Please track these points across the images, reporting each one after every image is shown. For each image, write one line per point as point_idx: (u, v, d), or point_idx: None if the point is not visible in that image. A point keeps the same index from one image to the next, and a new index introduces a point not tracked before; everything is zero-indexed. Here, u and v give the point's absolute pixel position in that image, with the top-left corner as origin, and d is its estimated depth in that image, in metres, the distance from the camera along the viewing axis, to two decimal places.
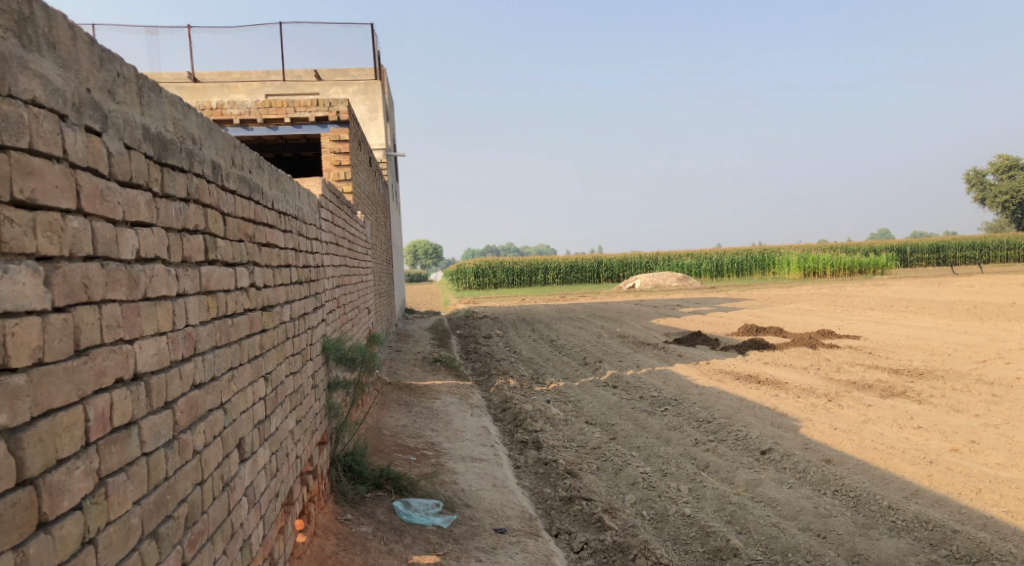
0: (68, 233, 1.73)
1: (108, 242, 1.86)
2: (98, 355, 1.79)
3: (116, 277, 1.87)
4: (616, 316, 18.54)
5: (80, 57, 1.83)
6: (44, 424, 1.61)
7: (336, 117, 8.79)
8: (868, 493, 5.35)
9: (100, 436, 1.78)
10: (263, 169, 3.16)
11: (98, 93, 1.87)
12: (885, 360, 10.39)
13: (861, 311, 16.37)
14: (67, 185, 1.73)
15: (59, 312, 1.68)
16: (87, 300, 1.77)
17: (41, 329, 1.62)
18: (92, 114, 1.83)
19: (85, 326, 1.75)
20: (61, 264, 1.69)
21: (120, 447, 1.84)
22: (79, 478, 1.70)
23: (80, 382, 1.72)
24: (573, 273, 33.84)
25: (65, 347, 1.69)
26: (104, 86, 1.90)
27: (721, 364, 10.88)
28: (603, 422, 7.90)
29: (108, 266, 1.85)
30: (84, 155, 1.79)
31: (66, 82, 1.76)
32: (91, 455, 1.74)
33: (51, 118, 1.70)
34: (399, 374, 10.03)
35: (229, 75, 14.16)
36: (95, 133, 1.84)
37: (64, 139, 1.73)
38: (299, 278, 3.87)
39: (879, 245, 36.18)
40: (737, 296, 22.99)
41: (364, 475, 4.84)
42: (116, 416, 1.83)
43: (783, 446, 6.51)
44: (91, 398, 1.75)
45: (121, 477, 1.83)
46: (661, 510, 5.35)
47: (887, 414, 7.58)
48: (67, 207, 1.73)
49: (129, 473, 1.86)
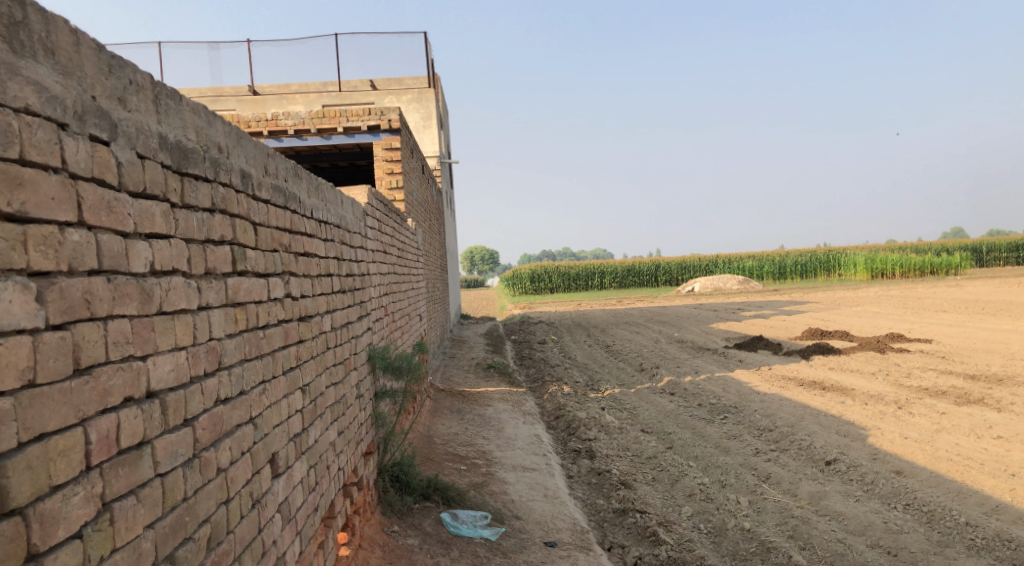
0: (66, 246, 1.68)
1: (116, 256, 1.82)
2: (103, 374, 1.74)
3: (125, 291, 1.84)
4: (674, 320, 18.16)
5: (83, 63, 1.79)
6: (35, 450, 1.56)
7: (388, 125, 8.81)
8: (942, 508, 5.00)
9: (104, 459, 1.73)
10: (301, 177, 3.13)
11: (106, 100, 1.84)
12: (961, 366, 9.82)
13: (934, 313, 15.60)
14: (65, 196, 1.69)
15: (55, 329, 1.64)
16: (89, 317, 1.72)
17: (31, 349, 1.57)
18: (97, 123, 1.80)
19: (87, 343, 1.71)
20: (57, 280, 1.65)
21: (129, 469, 1.80)
22: (77, 505, 1.65)
23: (79, 404, 1.68)
24: (629, 277, 33.40)
25: (62, 366, 1.65)
26: (113, 94, 1.87)
27: (784, 370, 10.49)
28: (659, 431, 7.66)
29: (116, 280, 1.81)
30: (88, 165, 1.76)
31: (66, 90, 1.72)
32: (93, 480, 1.70)
33: (47, 127, 1.66)
34: (451, 380, 9.99)
35: (287, 87, 14.43)
36: (101, 142, 1.81)
37: (63, 149, 1.69)
38: (342, 287, 3.83)
39: (952, 245, 34.59)
40: (801, 299, 22.28)
41: (411, 485, 4.76)
42: (123, 437, 1.79)
43: (849, 456, 6.18)
44: (92, 420, 1.70)
45: (128, 501, 1.78)
46: (719, 524, 5.12)
47: (963, 422, 7.14)
48: (66, 220, 1.68)
49: (139, 496, 1.82)
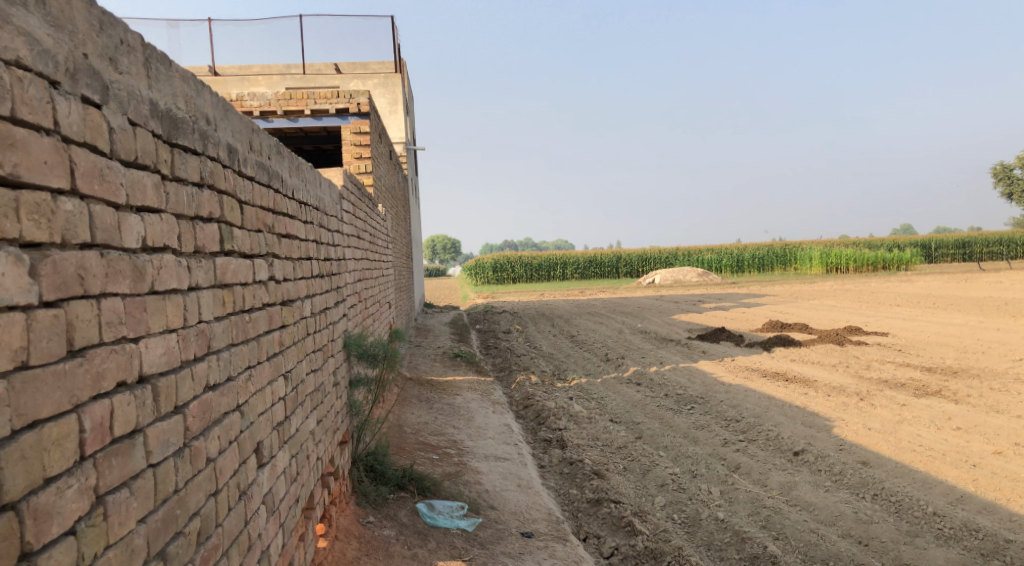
0: (59, 216, 1.56)
1: (109, 229, 1.70)
2: (96, 356, 1.63)
3: (117, 268, 1.71)
4: (636, 311, 18.29)
5: (74, 16, 1.65)
6: (28, 438, 1.44)
7: (356, 108, 8.63)
8: (910, 499, 5.11)
9: (97, 449, 1.62)
10: (283, 156, 3.00)
11: (97, 59, 1.71)
12: (917, 358, 10.08)
13: (888, 307, 16.00)
14: (58, 160, 1.56)
15: (48, 307, 1.51)
16: (83, 294, 1.60)
17: (24, 328, 1.45)
18: (89, 83, 1.67)
19: (80, 323, 1.59)
20: (50, 252, 1.52)
21: (122, 459, 1.69)
22: (71, 499, 1.54)
23: (73, 388, 1.56)
24: (591, 268, 33.61)
25: (56, 347, 1.53)
26: (105, 53, 1.74)
27: (747, 361, 10.62)
28: (627, 421, 7.68)
29: (109, 255, 1.69)
30: (80, 129, 1.63)
31: (58, 44, 1.59)
32: (87, 471, 1.58)
33: (38, 83, 1.52)
34: (419, 369, 9.88)
35: (248, 68, 14.03)
36: (93, 104, 1.68)
37: (55, 109, 1.56)
38: (320, 272, 3.71)
39: (903, 241, 35.55)
40: (759, 291, 22.66)
41: (386, 475, 4.67)
42: (116, 424, 1.67)
43: (817, 446, 6.27)
44: (86, 406, 1.59)
45: (122, 494, 1.67)
46: (693, 514, 5.15)
47: (923, 414, 7.31)
48: (58, 187, 1.56)
49: (131, 488, 1.71)
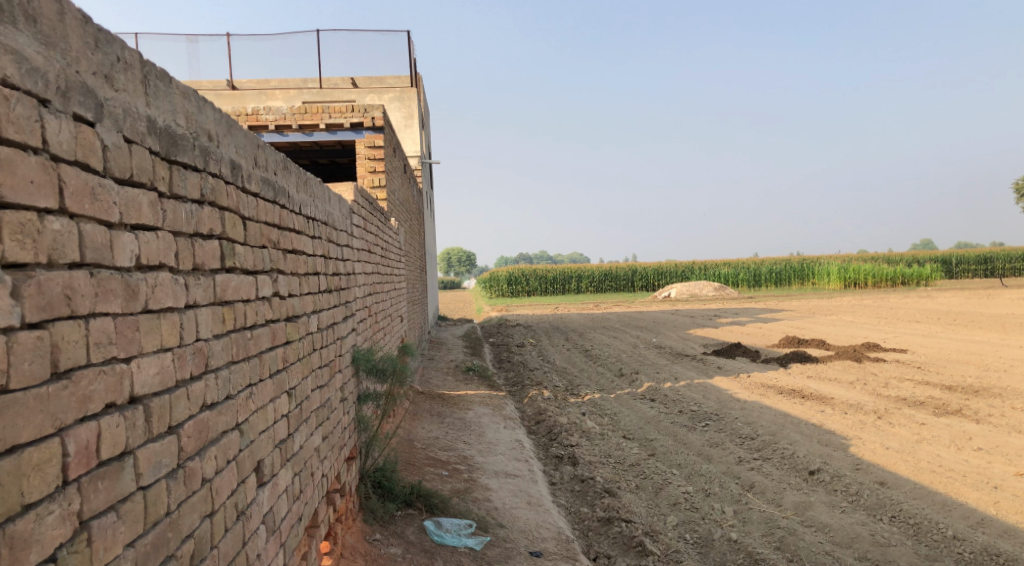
0: (46, 236, 1.55)
1: (100, 247, 1.69)
2: (83, 378, 1.61)
3: (108, 286, 1.70)
4: (651, 326, 18.16)
5: (67, 35, 1.66)
6: (6, 464, 1.42)
7: (371, 122, 8.67)
8: (929, 521, 4.99)
9: (82, 473, 1.60)
10: (290, 171, 3.00)
11: (91, 76, 1.71)
12: (936, 376, 9.90)
13: (907, 323, 15.77)
14: (46, 179, 1.55)
15: (31, 329, 1.50)
16: (70, 314, 1.59)
17: (6, 351, 1.43)
18: (81, 101, 1.67)
19: (66, 344, 1.58)
20: (35, 273, 1.51)
21: (109, 482, 1.67)
22: (52, 526, 1.52)
23: (57, 411, 1.55)
24: (606, 282, 33.51)
25: (39, 370, 1.51)
26: (99, 71, 1.74)
27: (763, 378, 10.49)
28: (640, 438, 7.59)
29: (99, 275, 1.67)
30: (70, 148, 1.62)
31: (48, 62, 1.59)
32: (70, 496, 1.56)
33: (26, 102, 1.52)
34: (431, 383, 9.85)
35: (266, 82, 14.15)
36: (86, 122, 1.68)
37: (44, 128, 1.56)
38: (328, 287, 3.69)
39: (923, 256, 35.12)
40: (775, 307, 22.45)
41: (393, 492, 4.63)
42: (103, 447, 1.66)
43: (833, 466, 6.15)
44: (70, 429, 1.57)
45: (108, 518, 1.65)
46: (706, 534, 5.06)
47: (943, 433, 7.17)
48: (46, 206, 1.55)
49: (119, 512, 1.68)
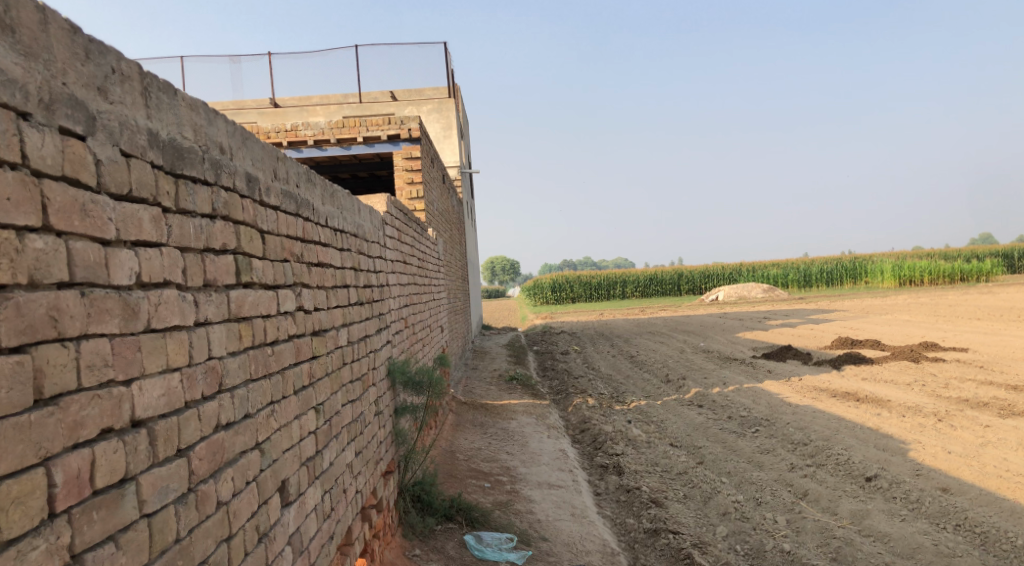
0: (27, 255, 1.51)
1: (92, 265, 1.67)
2: (73, 404, 1.58)
3: (103, 306, 1.68)
4: (698, 329, 17.81)
5: (54, 46, 1.64)
6: None
7: (407, 134, 8.68)
8: (997, 529, 4.69)
9: (74, 503, 1.56)
10: (315, 183, 2.98)
11: (81, 89, 1.69)
12: (1001, 375, 9.42)
13: (967, 321, 15.11)
14: (28, 196, 1.53)
15: (11, 353, 1.47)
16: (56, 336, 1.56)
17: None
18: (67, 113, 1.64)
19: (51, 369, 1.54)
20: (14, 295, 1.48)
21: (107, 511, 1.64)
22: (38, 560, 1.48)
23: (43, 439, 1.51)
24: (651, 286, 33.08)
25: (20, 398, 1.48)
26: (90, 82, 1.72)
27: (816, 381, 10.14)
28: (688, 445, 7.39)
29: (91, 294, 1.65)
30: (57, 162, 1.60)
31: (28, 74, 1.56)
32: (58, 529, 1.52)
33: (4, 115, 1.49)
34: (474, 393, 9.77)
35: (307, 99, 14.34)
36: (75, 136, 1.66)
37: (24, 142, 1.53)
38: (360, 299, 3.67)
39: (982, 250, 33.81)
40: (827, 307, 21.82)
41: (433, 505, 4.57)
42: (98, 475, 1.62)
43: (891, 471, 5.87)
44: (58, 458, 1.54)
45: (106, 549, 1.62)
46: (757, 546, 4.86)
47: (1010, 435, 6.78)
48: (27, 224, 1.52)
49: (118, 542, 1.65)
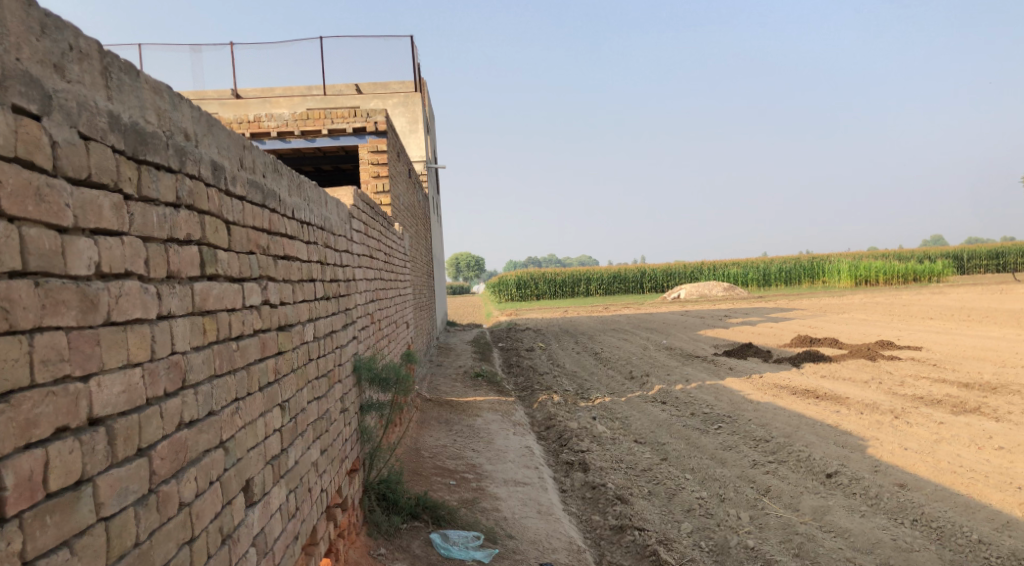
0: None
1: (47, 254, 1.58)
2: (25, 402, 1.50)
3: (59, 297, 1.60)
4: (661, 327, 17.97)
5: (7, 19, 1.55)
6: None
7: (373, 127, 8.55)
8: (953, 525, 4.81)
9: (26, 506, 1.48)
10: (281, 173, 2.89)
11: (36, 65, 1.60)
12: (954, 374, 9.68)
13: (921, 320, 15.51)
14: None
15: None
16: (8, 329, 1.48)
17: None
18: (22, 90, 1.55)
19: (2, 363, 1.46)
20: None
21: (62, 515, 1.56)
22: None
23: None
24: (615, 284, 33.32)
25: None
26: (47, 60, 1.63)
27: (776, 379, 10.29)
28: (652, 442, 7.44)
29: (46, 285, 1.57)
30: (9, 143, 1.51)
31: None
32: (9, 535, 1.44)
33: None
34: (439, 390, 9.70)
35: (270, 90, 14.07)
36: (29, 115, 1.57)
37: None
38: (326, 294, 3.59)
39: (935, 252, 34.80)
40: (786, 306, 22.22)
41: (399, 504, 4.50)
42: (52, 477, 1.54)
43: (851, 468, 5.97)
44: (9, 460, 1.45)
45: (60, 555, 1.54)
46: (721, 542, 4.90)
47: (963, 432, 6.97)
48: None
49: (73, 548, 1.57)
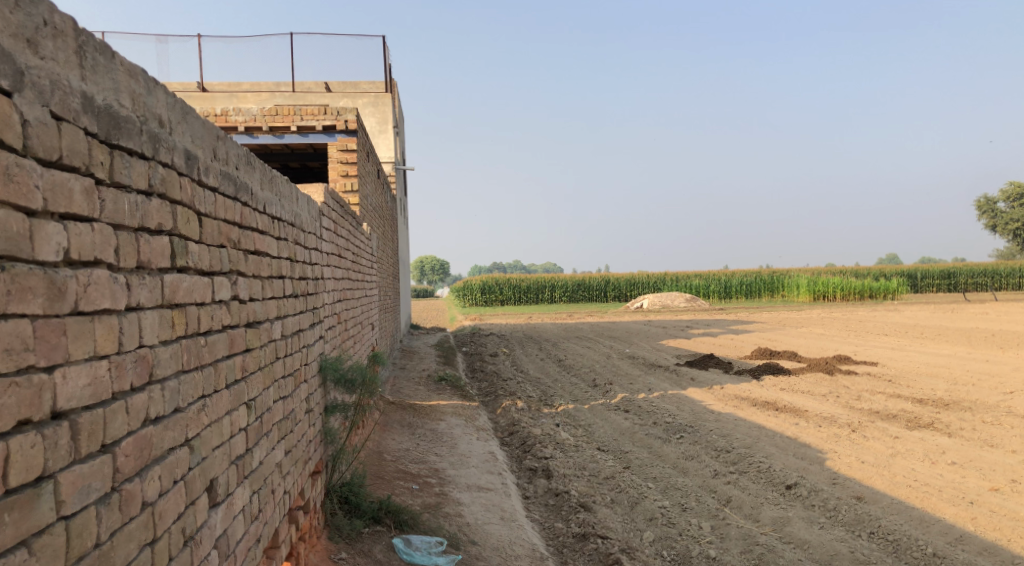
0: None
1: (15, 238, 1.51)
2: None
3: (26, 283, 1.53)
4: (625, 336, 18.08)
5: None
6: None
7: (344, 125, 8.44)
8: (908, 538, 4.91)
9: None
10: (254, 166, 2.83)
11: (9, 39, 1.53)
12: (908, 389, 9.92)
13: (876, 336, 15.86)
14: None
15: None
16: None
17: None
18: None
19: None
20: None
21: (22, 512, 1.49)
22: None
23: None
24: (579, 291, 33.53)
25: None
26: (20, 34, 1.56)
27: (737, 390, 10.42)
28: (615, 449, 7.47)
29: (14, 270, 1.50)
30: None
31: None
32: None
33: None
34: (401, 393, 9.60)
35: (237, 84, 13.80)
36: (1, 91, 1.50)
37: None
38: (294, 292, 3.51)
39: (890, 270, 35.74)
40: (746, 318, 22.58)
41: (361, 508, 4.43)
42: (13, 473, 1.47)
43: (810, 480, 6.07)
44: None
45: (18, 555, 1.47)
46: (683, 551, 4.94)
47: (917, 447, 7.13)
48: None
49: (32, 547, 1.50)
